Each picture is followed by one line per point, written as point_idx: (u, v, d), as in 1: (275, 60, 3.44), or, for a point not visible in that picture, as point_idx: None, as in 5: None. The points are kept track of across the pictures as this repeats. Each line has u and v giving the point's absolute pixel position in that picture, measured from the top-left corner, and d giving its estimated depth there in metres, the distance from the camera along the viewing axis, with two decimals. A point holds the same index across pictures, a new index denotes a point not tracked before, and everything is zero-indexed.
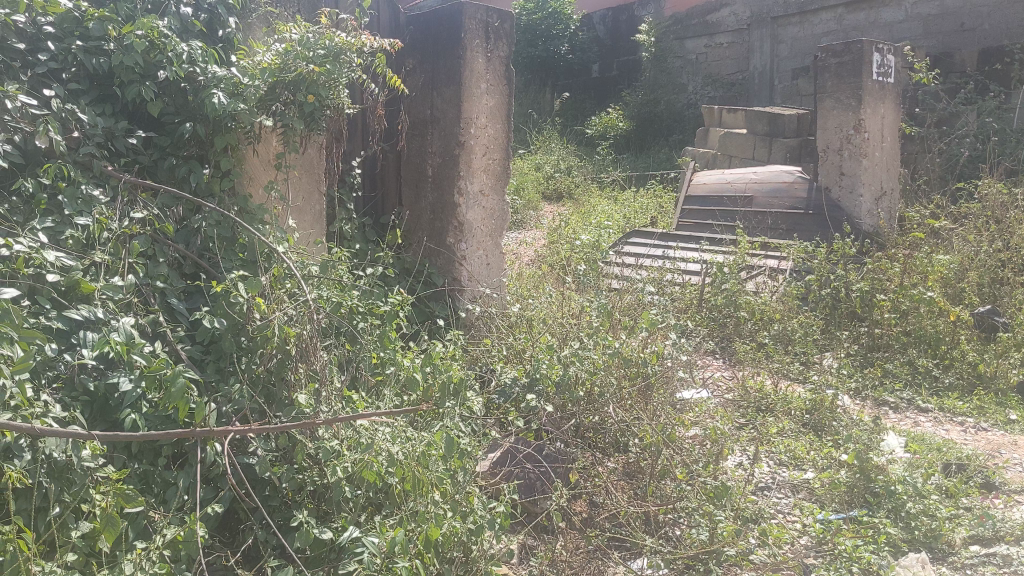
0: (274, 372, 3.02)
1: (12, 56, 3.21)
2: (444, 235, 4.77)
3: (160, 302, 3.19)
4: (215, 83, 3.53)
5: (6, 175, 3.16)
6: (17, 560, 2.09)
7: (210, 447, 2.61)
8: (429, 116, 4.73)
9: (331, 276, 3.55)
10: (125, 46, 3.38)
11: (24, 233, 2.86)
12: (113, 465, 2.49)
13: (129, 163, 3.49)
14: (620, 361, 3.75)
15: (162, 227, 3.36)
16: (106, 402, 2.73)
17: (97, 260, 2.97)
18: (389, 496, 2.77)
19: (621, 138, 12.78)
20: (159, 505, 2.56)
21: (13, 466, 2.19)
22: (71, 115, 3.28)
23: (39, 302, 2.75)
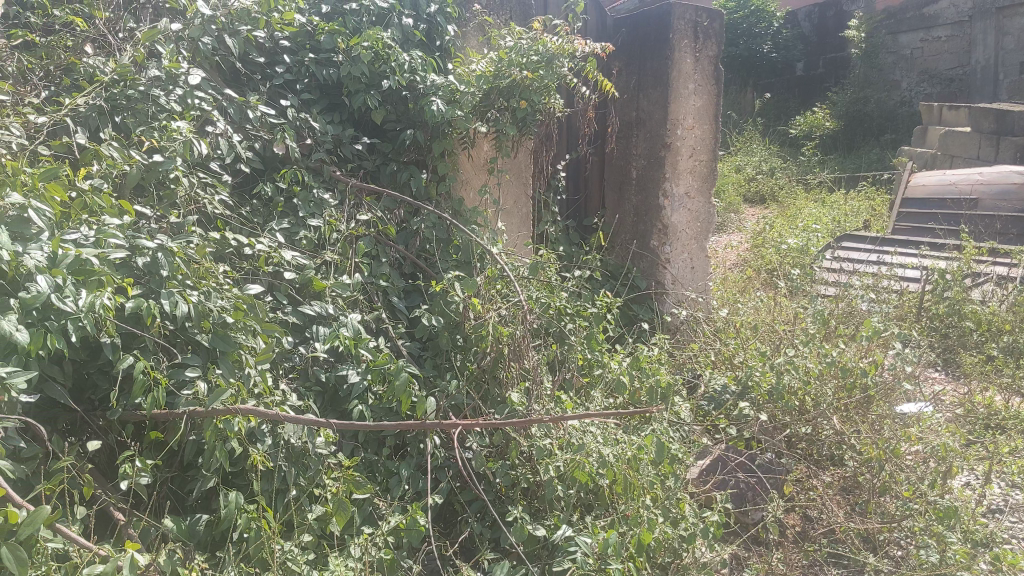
0: (488, 370, 3.11)
1: (253, 70, 3.53)
2: (648, 238, 4.74)
3: (383, 300, 3.33)
4: (433, 90, 3.66)
5: (248, 179, 3.41)
6: (261, 538, 2.23)
7: (429, 441, 2.70)
8: (634, 118, 4.72)
9: (541, 278, 3.58)
10: (352, 57, 3.53)
11: (264, 234, 3.08)
12: (342, 452, 2.63)
13: (354, 168, 3.69)
14: (837, 371, 3.59)
15: (385, 229, 3.51)
16: (335, 393, 2.90)
17: (327, 259, 3.15)
18: (600, 497, 2.78)
19: (828, 138, 12.27)
20: (383, 493, 2.67)
21: (256, 448, 2.35)
22: (304, 124, 3.49)
23: (278, 298, 2.96)
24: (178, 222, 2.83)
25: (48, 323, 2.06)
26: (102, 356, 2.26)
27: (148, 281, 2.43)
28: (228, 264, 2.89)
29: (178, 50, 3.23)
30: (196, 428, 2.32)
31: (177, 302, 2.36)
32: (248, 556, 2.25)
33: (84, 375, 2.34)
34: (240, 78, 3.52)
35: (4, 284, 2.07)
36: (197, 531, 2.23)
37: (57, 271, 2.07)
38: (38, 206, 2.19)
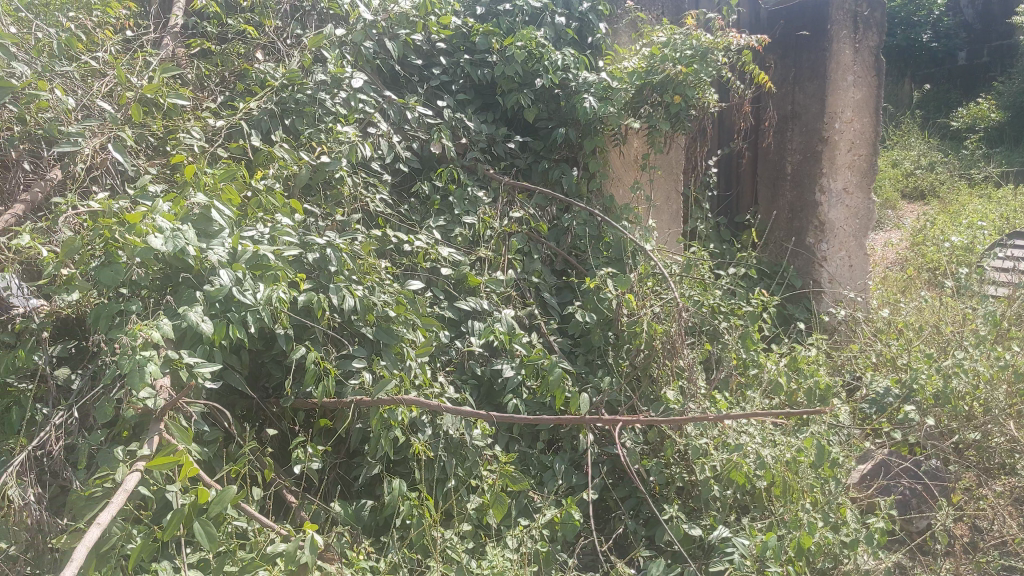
0: (641, 367, 3.10)
1: (411, 72, 3.64)
2: (804, 235, 4.62)
3: (535, 296, 3.35)
4: (585, 88, 3.63)
5: (406, 178, 3.51)
6: (423, 526, 2.27)
7: (584, 436, 2.70)
8: (789, 112, 4.60)
9: (694, 275, 3.53)
10: (507, 57, 3.58)
11: (421, 231, 3.15)
12: (499, 445, 2.67)
13: (507, 166, 3.74)
14: (1011, 376, 3.41)
15: (537, 226, 3.53)
16: (490, 386, 2.94)
17: (481, 256, 3.20)
18: (757, 499, 2.74)
19: (993, 130, 11.62)
20: (538, 486, 2.70)
21: (418, 438, 2.41)
22: (460, 123, 3.56)
23: (435, 293, 3.02)
24: (343, 220, 2.94)
25: (229, 314, 2.16)
26: (276, 347, 2.37)
27: (318, 276, 2.52)
28: (389, 260, 2.98)
29: (342, 55, 3.36)
30: (362, 417, 2.40)
31: (344, 296, 2.45)
32: (411, 542, 2.31)
33: (259, 364, 2.47)
34: (399, 80, 3.63)
35: (191, 278, 2.19)
36: (362, 515, 2.31)
37: (237, 266, 2.17)
38: (220, 205, 2.28)
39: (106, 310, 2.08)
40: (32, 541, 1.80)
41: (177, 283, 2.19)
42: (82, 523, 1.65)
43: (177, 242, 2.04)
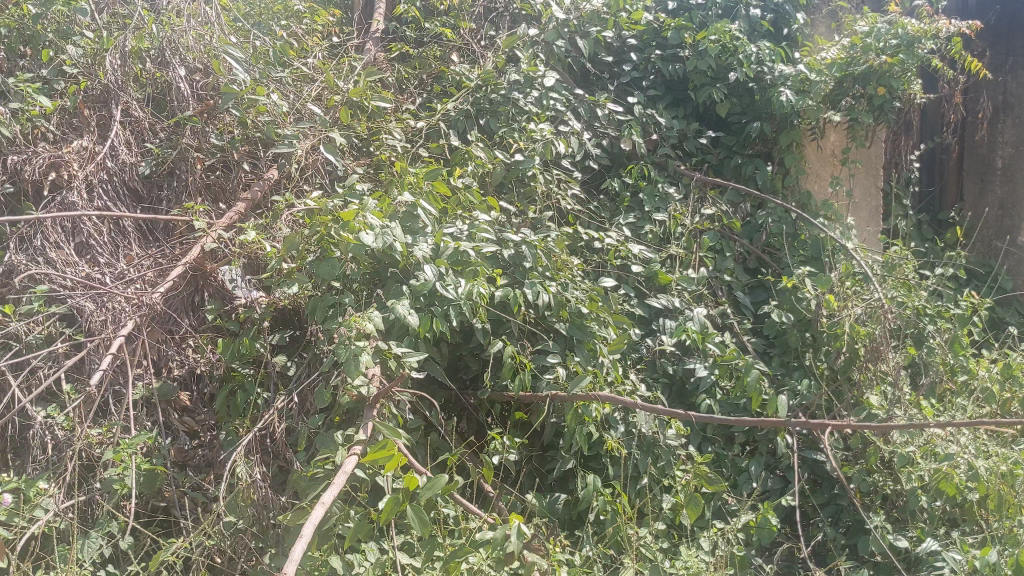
0: (840, 370, 2.98)
1: (601, 69, 3.66)
2: (1017, 233, 4.40)
3: (727, 295, 3.29)
4: (782, 80, 3.54)
5: (596, 175, 3.50)
6: (617, 523, 2.25)
7: (780, 439, 2.67)
8: (1002, 103, 4.34)
9: (897, 275, 3.35)
10: (699, 52, 3.50)
11: (612, 228, 3.16)
12: (692, 445, 2.63)
13: (698, 162, 3.67)
14: None
15: (729, 223, 3.43)
16: (683, 385, 2.87)
17: (672, 253, 3.15)
18: (967, 512, 2.58)
19: None
20: (731, 489, 2.65)
21: (611, 435, 2.40)
22: (651, 119, 3.53)
23: (626, 290, 2.99)
24: (535, 217, 2.94)
25: (433, 308, 2.22)
26: (474, 340, 2.42)
27: (513, 272, 2.52)
28: (580, 257, 2.99)
29: (535, 54, 3.41)
30: (558, 412, 2.41)
31: (539, 292, 2.43)
32: (605, 539, 2.29)
33: (458, 357, 2.53)
34: (590, 77, 3.67)
35: (398, 272, 2.28)
36: (557, 508, 2.33)
37: (440, 261, 2.23)
38: (425, 203, 2.36)
39: (322, 303, 2.19)
40: (259, 516, 1.92)
41: (386, 277, 2.29)
42: (306, 502, 1.74)
43: (387, 238, 2.12)
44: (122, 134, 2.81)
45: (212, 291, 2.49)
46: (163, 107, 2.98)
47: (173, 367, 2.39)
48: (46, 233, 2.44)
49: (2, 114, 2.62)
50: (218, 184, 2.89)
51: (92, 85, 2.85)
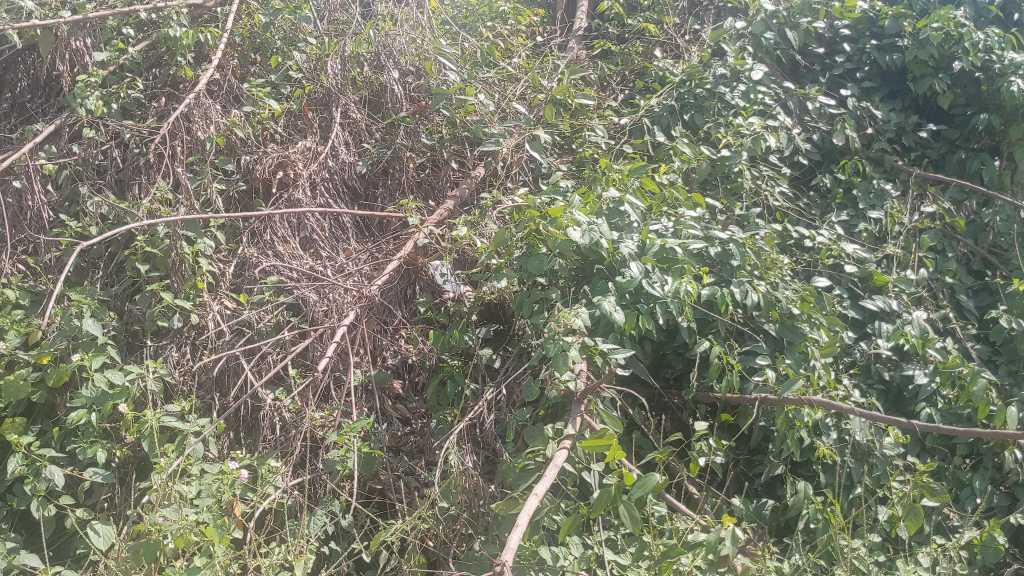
0: None
1: (812, 61, 3.53)
2: None
3: (949, 298, 3.05)
4: (1013, 69, 3.22)
5: (806, 171, 3.36)
6: (830, 532, 2.15)
7: (1010, 454, 2.48)
8: None
9: None
10: (920, 41, 3.32)
11: (823, 226, 3.04)
12: (911, 455, 2.49)
13: (917, 157, 3.46)
14: None
15: (953, 222, 3.21)
16: (900, 392, 2.72)
17: (889, 252, 2.98)
18: None
19: None
20: (953, 504, 2.49)
21: (822, 441, 2.30)
22: (866, 113, 3.39)
23: (840, 291, 2.86)
24: (741, 214, 2.80)
25: (640, 306, 2.12)
26: (679, 339, 2.36)
27: (720, 270, 2.38)
28: (789, 256, 2.89)
29: (742, 47, 3.33)
30: (767, 415, 2.33)
31: (747, 292, 2.31)
32: (816, 547, 2.20)
33: (661, 355, 2.48)
34: (800, 70, 3.55)
35: (604, 269, 2.21)
36: (764, 514, 2.26)
37: (647, 258, 2.11)
38: (632, 199, 2.26)
39: (528, 298, 2.21)
40: (470, 502, 1.96)
41: (592, 274, 2.23)
42: (519, 492, 1.76)
43: (593, 235, 2.08)
44: (341, 135, 2.96)
45: (422, 283, 2.57)
46: (378, 108, 3.11)
47: (387, 357, 2.48)
48: (275, 228, 2.61)
49: (237, 117, 2.79)
50: (429, 182, 2.97)
51: (315, 89, 3.02)
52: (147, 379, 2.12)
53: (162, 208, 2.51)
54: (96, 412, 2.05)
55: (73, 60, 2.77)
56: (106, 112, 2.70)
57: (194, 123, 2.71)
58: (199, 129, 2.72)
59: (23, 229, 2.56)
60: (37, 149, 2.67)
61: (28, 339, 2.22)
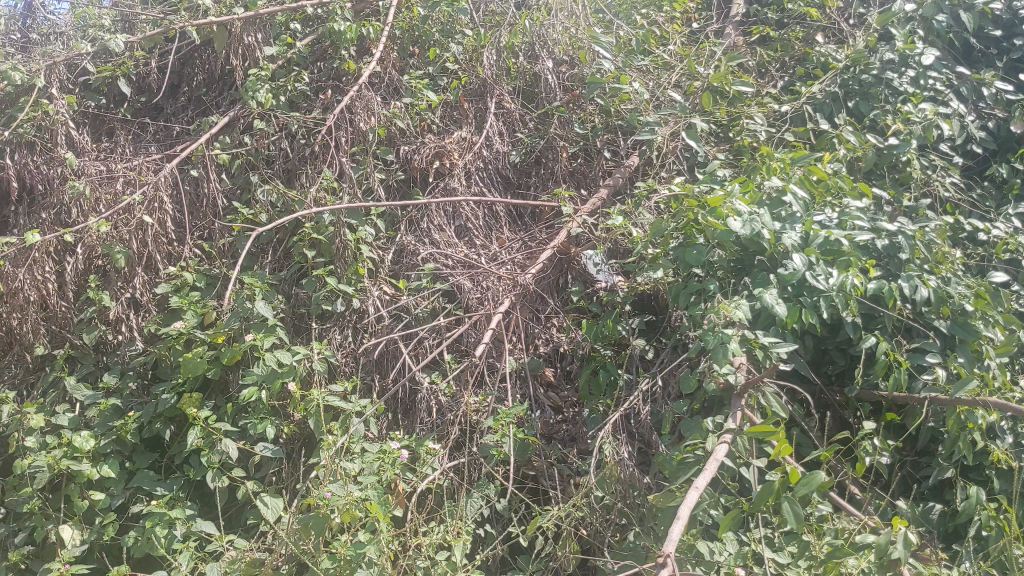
0: None
1: (988, 44, 3.34)
2: None
3: None
4: None
5: (980, 160, 3.17)
6: (1004, 541, 2.04)
7: None
8: None
9: None
10: None
11: (999, 218, 2.87)
12: None
13: None
14: None
15: None
16: None
17: None
18: None
19: None
20: None
21: (996, 445, 2.18)
22: None
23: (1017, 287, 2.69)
24: (910, 204, 2.64)
25: (802, 299, 2.06)
26: (843, 335, 2.26)
27: (887, 264, 2.27)
28: (961, 250, 2.74)
29: (911, 31, 3.15)
30: (936, 416, 2.22)
31: (916, 286, 2.20)
32: (989, 556, 2.09)
33: (822, 350, 2.37)
34: (974, 54, 3.35)
35: (765, 261, 2.13)
36: (932, 518, 2.17)
37: (811, 250, 2.04)
38: (796, 189, 2.17)
39: (684, 289, 2.17)
40: (625, 492, 1.93)
41: (752, 266, 2.15)
42: (677, 485, 1.75)
43: (755, 225, 2.00)
44: (496, 125, 2.96)
45: (574, 273, 2.56)
46: (532, 99, 3.12)
47: (540, 345, 2.46)
48: (431, 217, 2.66)
49: (397, 109, 2.84)
50: (581, 171, 2.93)
51: (471, 80, 3.04)
52: (312, 359, 2.20)
53: (327, 195, 2.61)
54: (265, 390, 2.13)
55: (246, 55, 2.86)
56: (275, 104, 2.82)
57: (356, 114, 2.78)
58: (362, 120, 2.78)
59: (199, 216, 2.69)
60: (212, 139, 2.80)
61: (204, 320, 2.34)
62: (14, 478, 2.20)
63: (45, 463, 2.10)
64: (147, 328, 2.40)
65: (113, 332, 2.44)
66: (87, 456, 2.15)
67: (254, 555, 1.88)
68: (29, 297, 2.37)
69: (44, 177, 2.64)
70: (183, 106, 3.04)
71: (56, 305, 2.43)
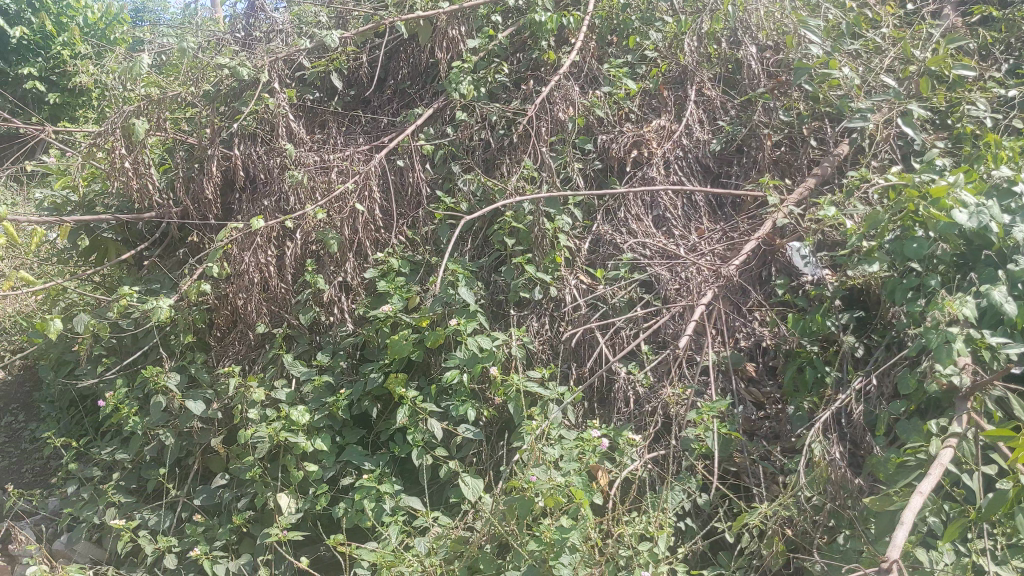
0: None
1: None
2: None
3: None
4: None
5: None
6: None
7: None
8: None
9: None
10: None
11: None
12: None
13: None
14: None
15: None
16: None
17: None
18: None
19: None
20: None
21: None
22: None
23: None
24: None
25: None
26: None
27: None
28: None
29: None
30: None
31: None
32: None
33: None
34: None
35: (993, 255, 1.99)
36: None
37: None
38: None
39: (901, 284, 2.06)
40: (838, 493, 1.84)
41: (978, 261, 2.02)
42: (897, 489, 1.67)
43: (983, 218, 1.85)
44: (696, 113, 2.86)
45: (779, 265, 2.47)
46: (734, 85, 3.02)
47: (740, 338, 2.40)
48: (629, 207, 2.61)
49: (597, 97, 2.82)
50: (785, 160, 2.79)
51: (670, 67, 2.99)
52: (512, 345, 2.24)
53: (527, 185, 2.60)
54: (467, 373, 2.18)
55: (451, 48, 2.91)
56: (476, 95, 2.86)
57: (554, 104, 2.74)
58: (561, 110, 2.74)
59: (404, 204, 2.77)
60: (417, 130, 2.89)
61: (409, 303, 2.42)
62: (238, 447, 2.35)
63: (266, 434, 2.24)
64: (358, 311, 2.52)
65: (326, 313, 2.56)
66: (303, 429, 2.27)
67: (459, 533, 1.90)
68: (253, 279, 2.51)
69: (264, 167, 2.80)
70: (389, 98, 3.14)
71: (276, 287, 2.58)
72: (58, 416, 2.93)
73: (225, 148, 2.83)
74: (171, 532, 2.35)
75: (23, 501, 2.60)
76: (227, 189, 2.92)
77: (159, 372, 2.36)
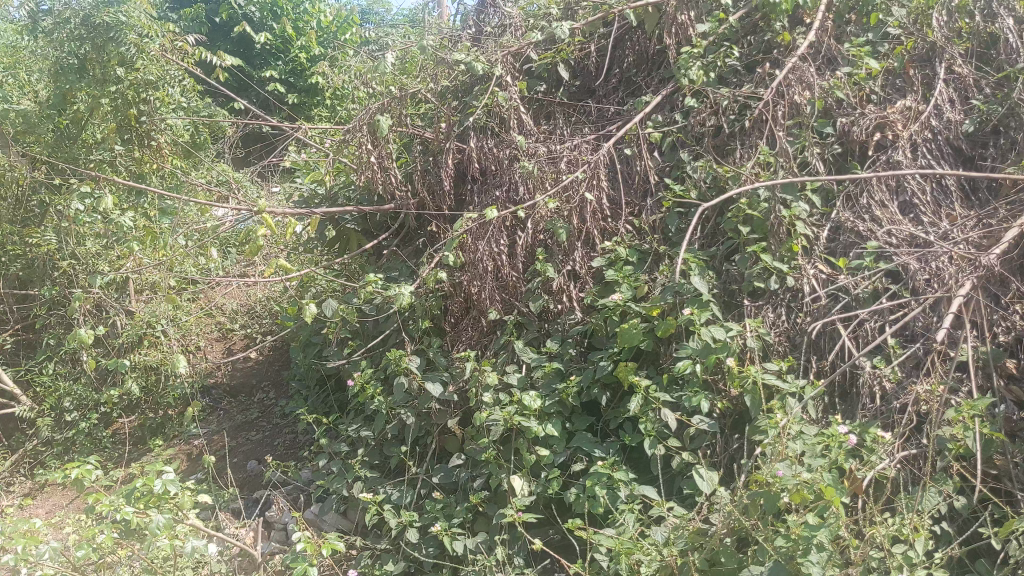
0: None
1: None
2: None
3: None
4: None
5: None
6: None
7: None
8: None
9: None
10: None
11: None
12: None
13: None
14: None
15: None
16: None
17: None
18: None
19: None
20: None
21: None
22: None
23: None
24: None
25: None
26: None
27: None
28: None
29: None
30: None
31: None
32: None
33: None
34: None
35: None
36: None
37: None
38: None
39: None
40: None
41: None
42: None
43: None
44: (946, 93, 2.69)
45: None
46: (989, 61, 2.79)
47: (999, 332, 2.21)
48: (872, 192, 2.49)
49: (837, 79, 2.69)
50: None
51: (918, 44, 2.79)
52: (746, 336, 2.18)
53: (763, 171, 2.50)
54: (700, 364, 2.13)
55: (679, 33, 2.86)
56: (706, 80, 2.77)
57: (790, 87, 2.64)
58: (798, 93, 2.63)
59: (633, 192, 2.74)
60: (646, 118, 2.86)
61: (638, 292, 2.36)
62: (472, 429, 2.42)
63: (501, 418, 2.28)
64: (586, 299, 2.47)
65: (555, 301, 2.54)
66: (535, 414, 2.28)
67: (699, 525, 1.86)
68: (486, 267, 2.56)
69: (496, 158, 2.82)
70: (614, 87, 3.08)
71: (507, 275, 2.61)
72: (307, 393, 3.20)
73: (458, 141, 2.90)
74: (411, 507, 2.45)
75: (278, 472, 2.81)
76: (459, 180, 3.00)
77: (402, 354, 2.53)
